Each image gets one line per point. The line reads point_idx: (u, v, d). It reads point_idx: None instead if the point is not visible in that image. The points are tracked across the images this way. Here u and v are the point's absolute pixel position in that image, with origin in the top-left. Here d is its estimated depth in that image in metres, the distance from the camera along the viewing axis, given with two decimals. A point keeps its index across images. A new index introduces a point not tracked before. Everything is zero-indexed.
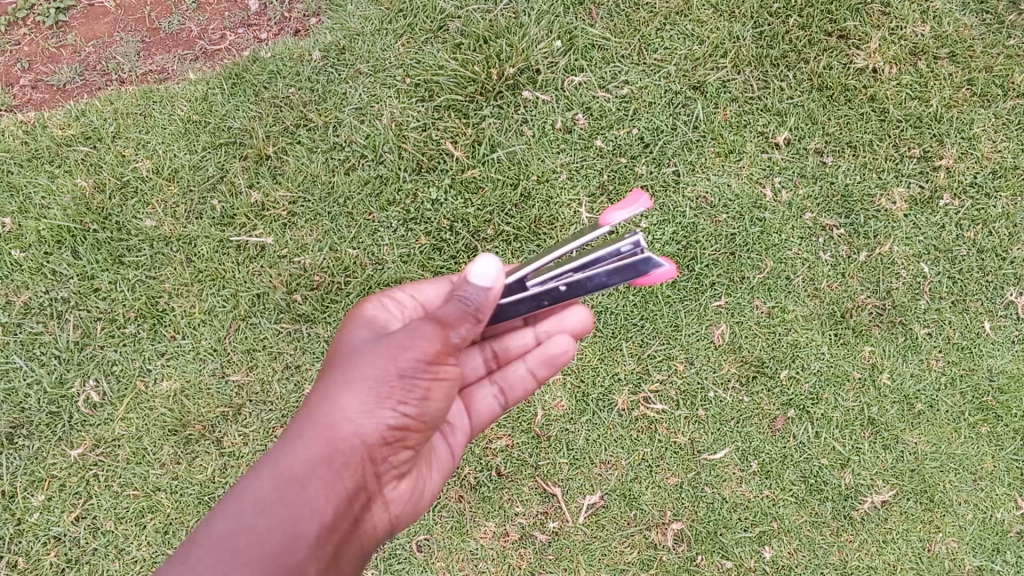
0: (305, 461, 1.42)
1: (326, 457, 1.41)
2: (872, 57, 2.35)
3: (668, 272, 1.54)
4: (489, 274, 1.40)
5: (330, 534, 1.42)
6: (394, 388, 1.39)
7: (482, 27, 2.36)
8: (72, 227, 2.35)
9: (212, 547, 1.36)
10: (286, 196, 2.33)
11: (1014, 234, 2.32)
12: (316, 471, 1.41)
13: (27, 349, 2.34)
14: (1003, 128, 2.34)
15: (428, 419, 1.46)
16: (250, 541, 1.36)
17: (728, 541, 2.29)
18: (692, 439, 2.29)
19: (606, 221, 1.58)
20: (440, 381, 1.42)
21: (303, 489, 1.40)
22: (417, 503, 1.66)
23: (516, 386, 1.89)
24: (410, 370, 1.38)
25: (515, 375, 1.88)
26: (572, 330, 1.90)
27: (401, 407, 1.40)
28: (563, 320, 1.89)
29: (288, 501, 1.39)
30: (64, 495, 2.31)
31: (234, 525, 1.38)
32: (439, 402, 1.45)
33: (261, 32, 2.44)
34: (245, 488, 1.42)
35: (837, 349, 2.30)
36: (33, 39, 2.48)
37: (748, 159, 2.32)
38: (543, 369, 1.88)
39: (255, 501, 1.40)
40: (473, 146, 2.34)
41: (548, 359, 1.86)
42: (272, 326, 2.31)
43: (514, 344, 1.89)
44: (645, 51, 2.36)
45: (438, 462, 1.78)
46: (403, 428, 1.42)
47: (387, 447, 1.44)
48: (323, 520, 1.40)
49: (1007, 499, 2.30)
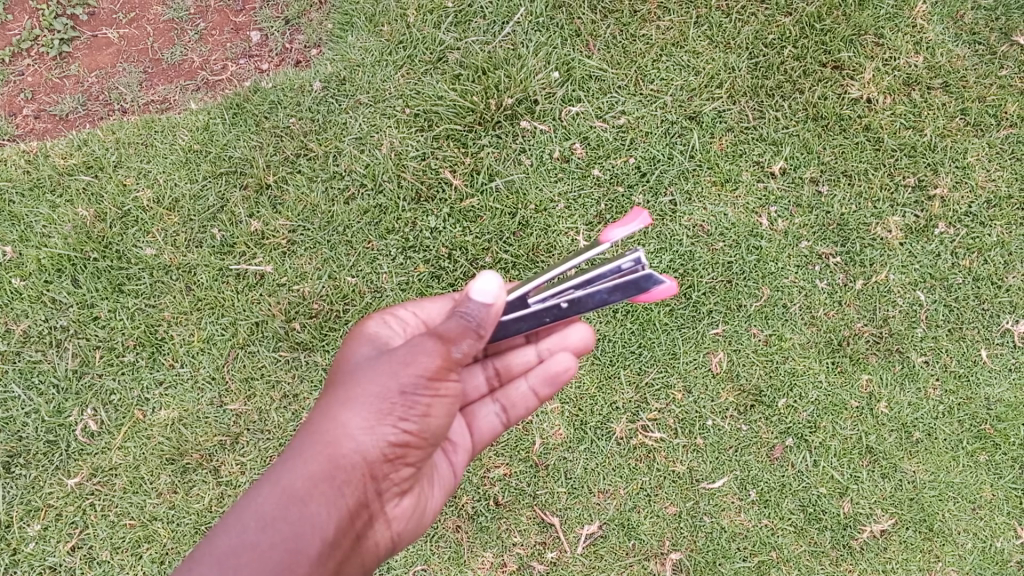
0: (306, 477, 1.42)
1: (328, 473, 1.41)
2: (866, 88, 2.38)
3: (668, 289, 1.55)
4: (491, 291, 1.42)
5: (332, 551, 1.42)
6: (394, 404, 1.39)
7: (481, 58, 2.39)
8: (72, 256, 2.36)
9: (214, 562, 1.36)
10: (285, 225, 2.35)
11: (1010, 262, 2.34)
12: (317, 487, 1.41)
13: (26, 377, 2.35)
14: (997, 157, 2.37)
15: (429, 436, 1.46)
16: (251, 557, 1.36)
17: (727, 571, 2.28)
18: (691, 468, 2.28)
19: (606, 238, 1.60)
20: (441, 398, 1.42)
21: (304, 506, 1.40)
22: (419, 520, 1.66)
23: (518, 404, 1.89)
24: (412, 386, 1.39)
25: (517, 393, 1.88)
26: (574, 348, 1.89)
27: (401, 423, 1.40)
28: (565, 337, 1.88)
29: (289, 518, 1.39)
30: (60, 524, 2.29)
31: (237, 540, 1.38)
32: (440, 418, 1.45)
33: (263, 63, 2.47)
34: (248, 505, 1.42)
35: (835, 377, 2.31)
36: (37, 70, 2.51)
37: (744, 188, 2.34)
38: (544, 387, 1.88)
39: (257, 517, 1.40)
40: (472, 175, 2.36)
41: (550, 376, 1.86)
42: (270, 354, 2.32)
43: (516, 362, 1.90)
44: (642, 82, 2.39)
45: (440, 479, 1.78)
46: (404, 445, 1.42)
47: (389, 463, 1.44)
48: (324, 536, 1.40)
49: (1007, 527, 2.29)
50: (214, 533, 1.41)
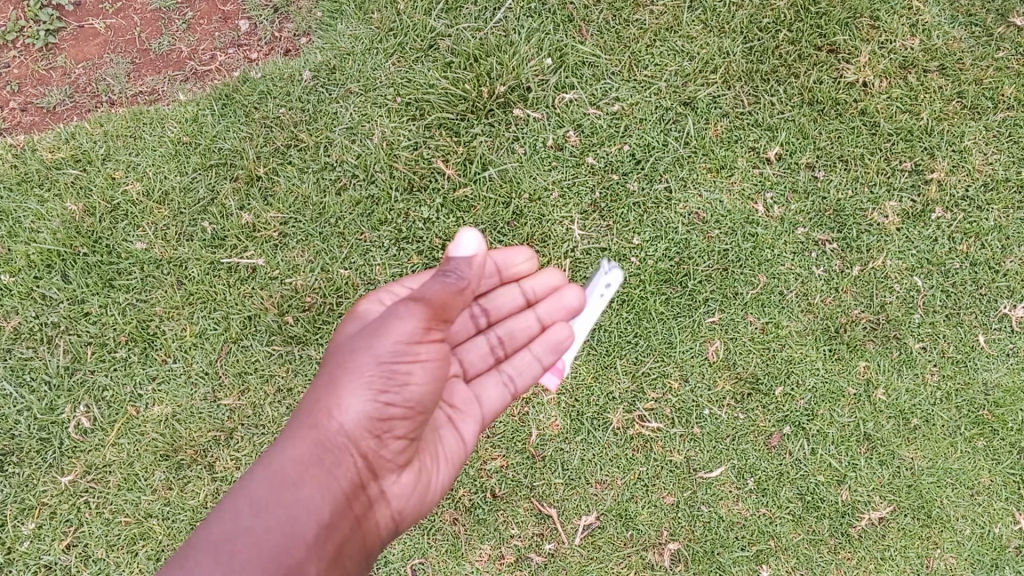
0: (297, 460, 1.47)
1: (319, 453, 1.47)
2: (862, 71, 2.35)
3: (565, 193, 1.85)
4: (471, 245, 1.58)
5: (329, 532, 1.46)
6: (375, 377, 1.43)
7: (472, 46, 2.36)
8: (62, 251, 2.34)
9: (212, 549, 1.41)
10: (277, 217, 2.32)
11: (1008, 247, 2.32)
12: (310, 468, 1.47)
13: (17, 375, 2.32)
14: (994, 140, 2.35)
15: (416, 407, 1.48)
16: (249, 543, 1.40)
17: (725, 560, 2.28)
18: (688, 457, 2.28)
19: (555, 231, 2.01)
20: (422, 365, 1.45)
21: (297, 488, 1.46)
22: (423, 499, 1.66)
23: (523, 372, 1.88)
24: (390, 354, 1.43)
25: (522, 360, 1.92)
26: (570, 310, 1.98)
27: (383, 395, 1.44)
28: (561, 300, 1.98)
29: (283, 501, 1.44)
30: (55, 522, 2.28)
31: (232, 527, 1.43)
32: (425, 388, 1.47)
33: (251, 52, 2.43)
34: (243, 492, 1.48)
35: (832, 364, 2.29)
36: (23, 62, 2.47)
37: (739, 174, 2.32)
38: (548, 356, 1.91)
39: (251, 503, 1.45)
40: (465, 164, 2.33)
41: (553, 344, 1.91)
42: (263, 348, 2.30)
43: (518, 330, 1.95)
44: (636, 68, 2.36)
45: (447, 454, 1.74)
46: (390, 418, 1.46)
47: (376, 438, 1.47)
48: (320, 517, 1.45)
49: (1005, 513, 2.29)
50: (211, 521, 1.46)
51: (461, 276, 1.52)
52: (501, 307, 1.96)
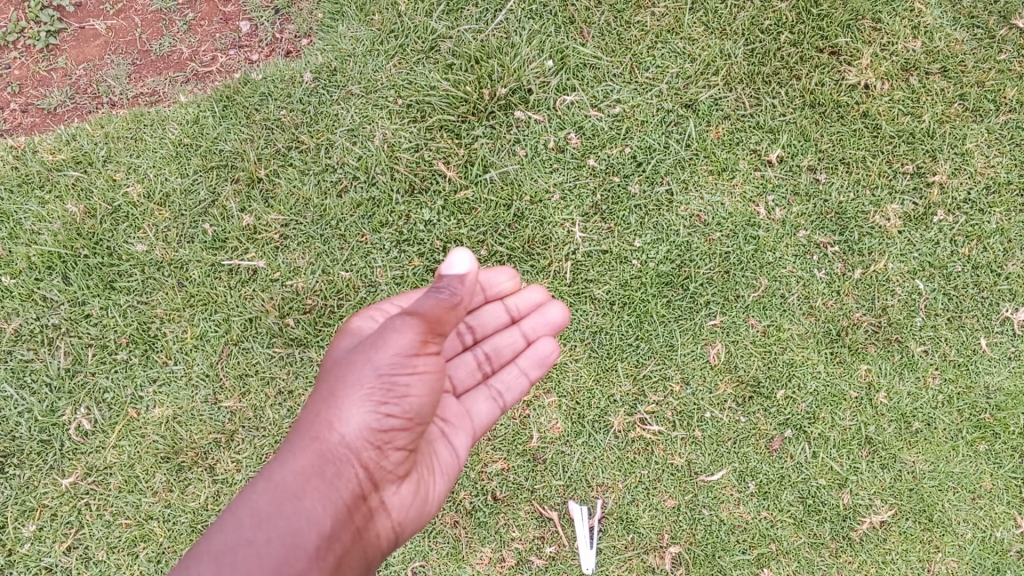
0: (298, 473, 1.48)
1: (319, 466, 1.48)
2: (864, 73, 2.35)
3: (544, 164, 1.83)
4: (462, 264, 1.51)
5: (330, 544, 1.47)
6: (374, 389, 1.44)
7: (473, 47, 2.35)
8: (62, 253, 2.33)
9: (213, 561, 1.42)
10: (277, 219, 2.32)
11: (1009, 250, 2.32)
12: (311, 480, 1.47)
13: (17, 376, 2.32)
14: (996, 143, 2.34)
15: (415, 418, 1.49)
16: (250, 555, 1.42)
17: (726, 564, 2.27)
18: (690, 461, 2.27)
19: None
20: (420, 376, 1.46)
21: (298, 500, 1.46)
22: (423, 509, 1.66)
23: (511, 386, 1.93)
24: (389, 366, 1.44)
25: (510, 374, 1.94)
26: (554, 326, 2.02)
27: (383, 407, 1.44)
28: (546, 316, 2.01)
29: (285, 513, 1.45)
30: (55, 524, 2.28)
31: (234, 538, 1.44)
32: (423, 399, 1.48)
33: (252, 53, 2.43)
34: (245, 505, 1.49)
35: (834, 368, 2.29)
36: (23, 63, 2.46)
37: (741, 177, 2.32)
38: (534, 369, 1.96)
39: (253, 514, 1.46)
40: (465, 166, 2.33)
41: (539, 358, 1.96)
42: (264, 351, 2.30)
43: (505, 345, 1.98)
44: (637, 70, 2.35)
45: (443, 465, 1.75)
46: (390, 429, 1.46)
47: (376, 450, 1.47)
48: (321, 528, 1.46)
49: (1007, 517, 2.29)
50: (212, 534, 1.47)
51: (453, 292, 1.49)
52: (487, 323, 1.98)
